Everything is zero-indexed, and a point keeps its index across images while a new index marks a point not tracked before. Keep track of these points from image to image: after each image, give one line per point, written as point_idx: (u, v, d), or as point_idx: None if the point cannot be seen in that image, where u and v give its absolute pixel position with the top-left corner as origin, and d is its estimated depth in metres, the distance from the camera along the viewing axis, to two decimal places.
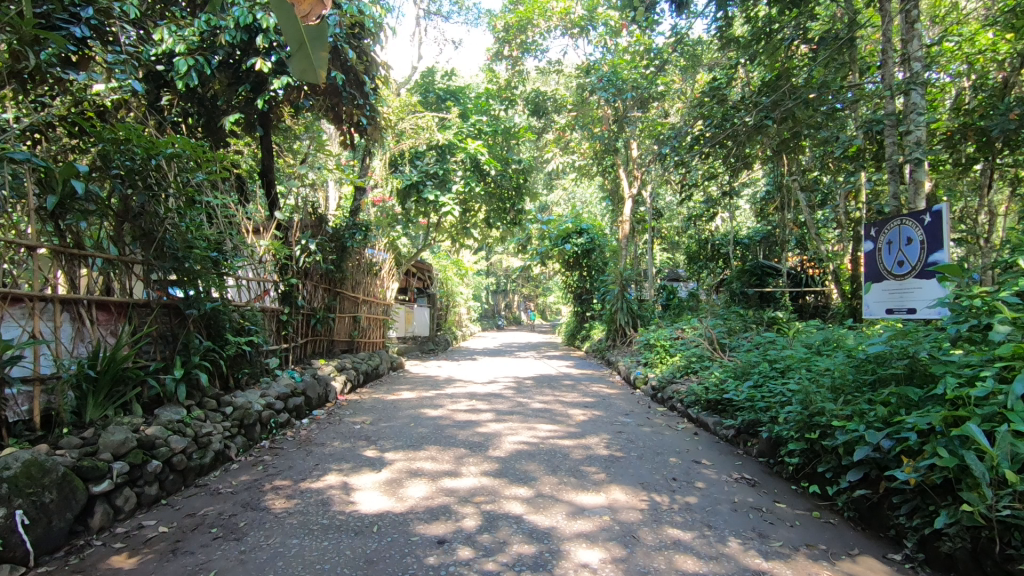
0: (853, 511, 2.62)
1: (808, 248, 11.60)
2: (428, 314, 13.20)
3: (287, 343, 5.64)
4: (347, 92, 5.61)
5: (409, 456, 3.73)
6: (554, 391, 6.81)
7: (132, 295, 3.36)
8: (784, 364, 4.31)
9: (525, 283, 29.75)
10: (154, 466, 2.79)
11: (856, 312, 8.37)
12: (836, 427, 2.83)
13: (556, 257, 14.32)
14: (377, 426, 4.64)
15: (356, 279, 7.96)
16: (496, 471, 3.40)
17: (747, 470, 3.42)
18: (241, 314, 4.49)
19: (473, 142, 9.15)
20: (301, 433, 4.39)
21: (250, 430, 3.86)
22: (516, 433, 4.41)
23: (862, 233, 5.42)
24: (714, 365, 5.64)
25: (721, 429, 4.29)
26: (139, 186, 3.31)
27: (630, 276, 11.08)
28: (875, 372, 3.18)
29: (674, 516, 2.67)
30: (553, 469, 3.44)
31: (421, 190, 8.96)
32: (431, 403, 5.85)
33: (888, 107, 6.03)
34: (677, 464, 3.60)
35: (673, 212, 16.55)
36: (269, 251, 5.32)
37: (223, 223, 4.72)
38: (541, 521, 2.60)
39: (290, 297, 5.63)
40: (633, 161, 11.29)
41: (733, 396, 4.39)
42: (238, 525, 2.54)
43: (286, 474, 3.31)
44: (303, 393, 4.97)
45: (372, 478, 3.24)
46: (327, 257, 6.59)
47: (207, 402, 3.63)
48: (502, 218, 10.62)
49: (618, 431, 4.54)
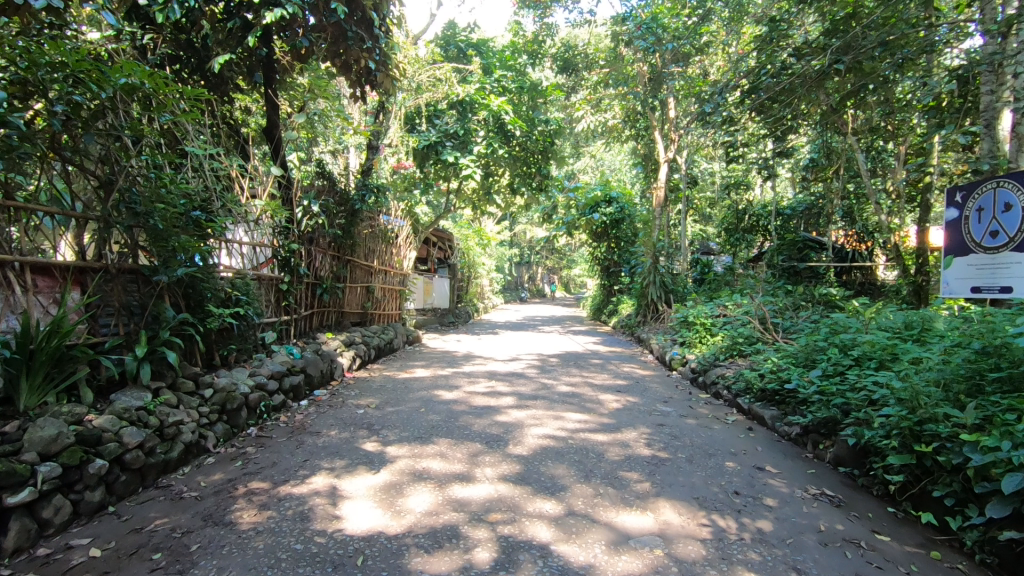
0: (992, 556, 1.98)
1: (858, 220, 10.64)
2: (448, 285, 12.60)
3: (289, 315, 5.11)
4: (352, 32, 4.84)
5: (415, 452, 3.16)
6: (582, 372, 6.19)
7: (84, 258, 2.83)
8: (863, 353, 3.62)
9: (549, 255, 29.08)
10: (98, 467, 2.27)
11: (920, 290, 7.46)
12: (964, 442, 2.17)
13: (583, 227, 13.57)
14: (383, 411, 4.09)
15: (369, 247, 7.38)
16: (517, 476, 2.80)
17: (826, 483, 2.77)
18: (229, 283, 3.95)
19: (497, 99, 8.37)
20: (296, 418, 3.86)
21: (233, 416, 3.36)
22: (542, 425, 3.80)
23: (945, 198, 4.63)
24: (767, 348, 4.94)
25: (783, 426, 3.66)
26: (90, 126, 2.79)
27: (663, 247, 10.28)
28: (1004, 369, 2.51)
29: (748, 553, 2.06)
30: (585, 475, 2.83)
31: (440, 152, 8.26)
32: (446, 384, 5.29)
33: (986, 49, 5.12)
34: (736, 471, 2.96)
35: (708, 181, 15.55)
36: (267, 214, 4.74)
37: (210, 177, 4.14)
38: (573, 556, 2.01)
39: (291, 265, 5.08)
40: (670, 122, 10.38)
41: (796, 386, 3.73)
42: (188, 550, 2.00)
43: (266, 474, 2.77)
44: (303, 370, 4.44)
45: (365, 483, 2.67)
46: (335, 221, 6.01)
47: (182, 384, 3.10)
48: (528, 184, 9.84)
49: (659, 425, 3.91)
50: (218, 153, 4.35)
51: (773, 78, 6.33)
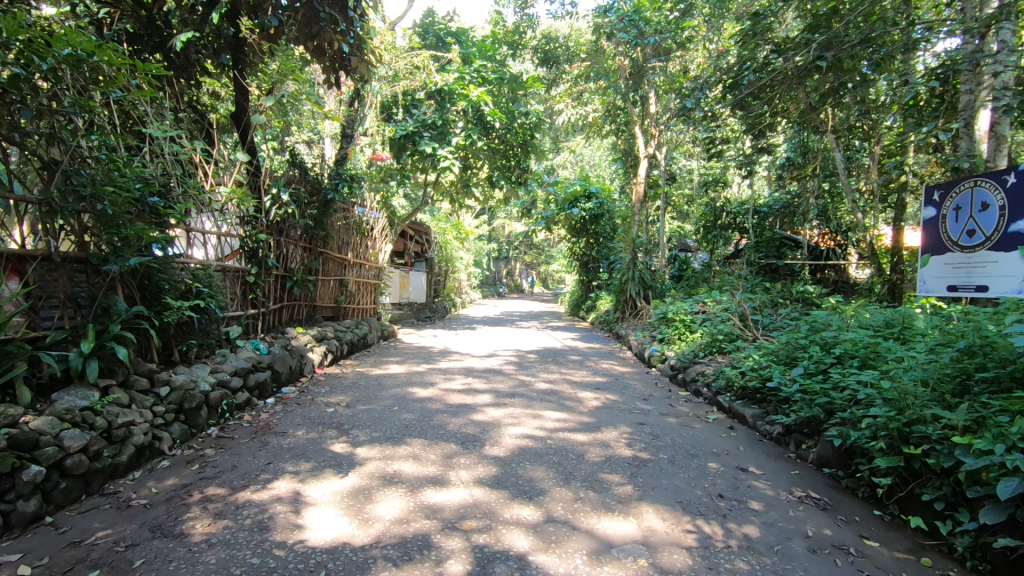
0: (984, 563, 1.91)
1: (832, 219, 10.74)
2: (425, 279, 12.39)
3: (256, 309, 4.88)
4: (325, 13, 4.60)
5: (386, 453, 3.00)
6: (561, 369, 6.08)
7: (23, 245, 2.60)
8: (846, 351, 3.57)
9: (528, 250, 29.00)
10: (33, 474, 2.07)
11: (895, 289, 7.53)
12: (955, 445, 2.10)
13: (562, 222, 13.47)
14: (354, 410, 3.91)
15: (343, 239, 7.15)
16: (494, 479, 2.67)
17: (811, 485, 2.70)
18: (190, 274, 3.73)
19: (477, 90, 8.18)
20: (262, 417, 3.67)
21: (192, 416, 3.15)
22: (519, 424, 3.67)
23: (922, 197, 4.60)
24: (747, 346, 4.89)
25: (764, 425, 3.60)
26: (30, 100, 2.57)
27: (642, 244, 10.23)
28: (992, 369, 2.46)
29: (735, 563, 1.96)
30: (565, 477, 2.71)
31: (417, 142, 8.04)
32: (421, 381, 5.13)
33: (966, 48, 5.12)
34: (719, 473, 2.88)
35: (686, 178, 15.57)
36: (233, 203, 4.50)
37: (170, 162, 3.91)
38: (552, 567, 1.88)
39: (259, 256, 4.84)
40: (651, 117, 10.33)
41: (778, 385, 3.67)
42: (131, 567, 1.82)
43: (225, 478, 2.58)
44: (270, 366, 4.23)
45: (331, 488, 2.51)
46: (306, 212, 5.78)
47: (135, 381, 2.89)
48: (507, 177, 9.68)
49: (640, 423, 3.82)
50: (179, 136, 4.12)
51: (756, 74, 6.28)
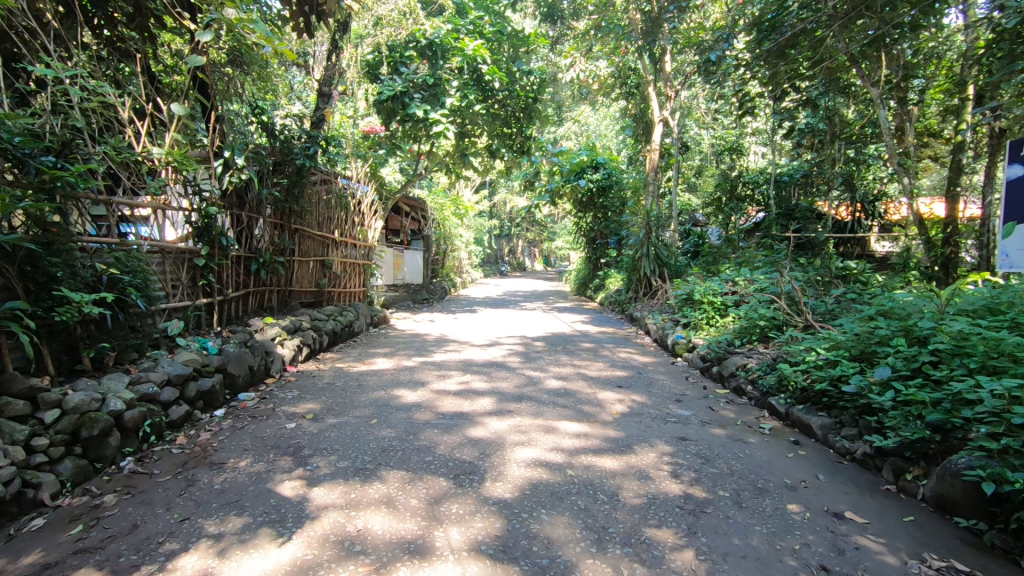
0: None
1: (859, 188, 9.84)
2: (421, 259, 11.55)
3: (209, 298, 4.08)
4: None
5: (352, 497, 2.21)
6: (573, 360, 5.28)
7: None
8: (952, 348, 2.74)
9: (530, 227, 28.14)
10: None
11: (949, 263, 6.59)
12: None
13: (567, 196, 12.51)
14: (321, 425, 3.12)
15: (322, 214, 6.30)
16: (497, 543, 1.88)
17: (943, 546, 1.92)
18: (108, 258, 2.91)
19: (473, 44, 7.27)
20: (200, 438, 2.88)
21: (94, 447, 2.36)
22: (529, 443, 2.87)
23: (1003, 152, 3.38)
24: (801, 335, 4.06)
25: (840, 441, 2.83)
26: None
27: (656, 218, 9.34)
28: None
29: None
30: (597, 539, 1.92)
31: (406, 105, 7.12)
32: (410, 380, 4.32)
33: None
34: (808, 522, 2.09)
35: (699, 147, 14.58)
36: (171, 168, 3.61)
37: (76, 113, 3.04)
38: None
39: (211, 234, 3.99)
40: (665, 77, 9.35)
41: (857, 390, 2.87)
42: None
43: (111, 551, 1.80)
44: (220, 369, 3.45)
45: (258, 568, 1.71)
46: (271, 182, 4.90)
47: (5, 406, 2.12)
48: (508, 145, 8.75)
49: (682, 439, 3.02)
50: (92, 81, 3.23)
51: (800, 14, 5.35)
